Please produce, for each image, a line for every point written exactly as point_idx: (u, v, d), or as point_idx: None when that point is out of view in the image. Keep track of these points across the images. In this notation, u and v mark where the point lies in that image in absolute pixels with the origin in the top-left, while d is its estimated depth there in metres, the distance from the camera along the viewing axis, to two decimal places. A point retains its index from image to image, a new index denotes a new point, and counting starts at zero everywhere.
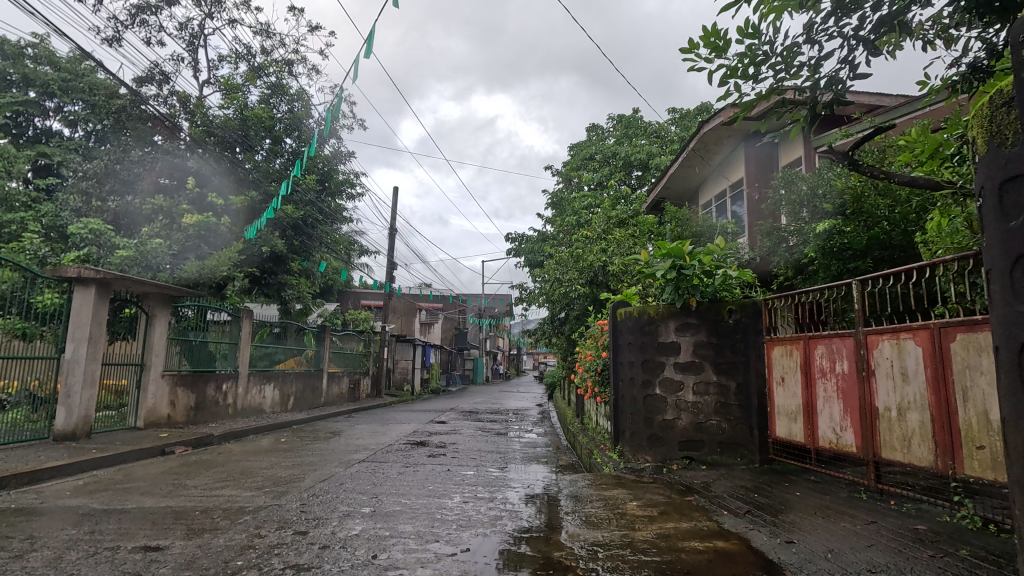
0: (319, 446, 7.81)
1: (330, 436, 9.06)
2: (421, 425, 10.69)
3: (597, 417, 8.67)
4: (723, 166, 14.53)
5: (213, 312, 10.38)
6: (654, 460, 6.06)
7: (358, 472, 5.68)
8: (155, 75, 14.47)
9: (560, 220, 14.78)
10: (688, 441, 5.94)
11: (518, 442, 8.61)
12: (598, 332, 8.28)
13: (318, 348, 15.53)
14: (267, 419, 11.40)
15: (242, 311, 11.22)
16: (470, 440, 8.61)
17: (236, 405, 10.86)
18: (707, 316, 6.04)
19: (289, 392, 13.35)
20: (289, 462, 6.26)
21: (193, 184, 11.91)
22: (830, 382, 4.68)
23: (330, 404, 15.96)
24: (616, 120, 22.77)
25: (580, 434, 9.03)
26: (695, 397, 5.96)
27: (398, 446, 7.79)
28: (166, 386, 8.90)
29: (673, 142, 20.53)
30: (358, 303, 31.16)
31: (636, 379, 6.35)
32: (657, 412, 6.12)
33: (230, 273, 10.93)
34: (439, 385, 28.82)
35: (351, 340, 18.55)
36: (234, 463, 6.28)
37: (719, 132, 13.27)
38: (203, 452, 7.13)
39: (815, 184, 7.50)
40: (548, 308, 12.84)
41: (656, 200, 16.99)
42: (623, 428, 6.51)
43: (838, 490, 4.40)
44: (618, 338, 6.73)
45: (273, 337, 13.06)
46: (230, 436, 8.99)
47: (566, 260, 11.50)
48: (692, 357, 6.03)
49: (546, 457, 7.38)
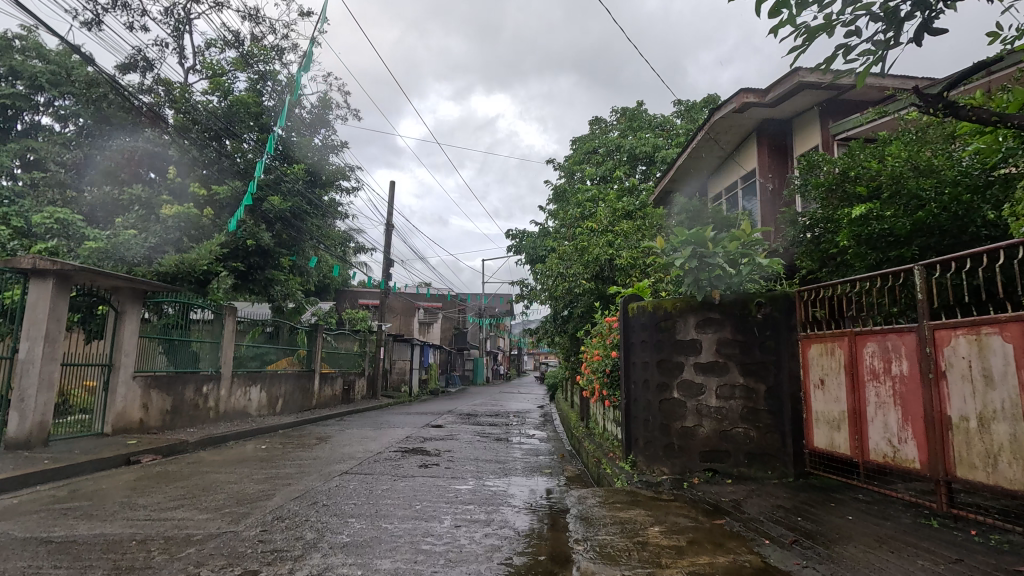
0: (301, 454, 7.14)
1: (315, 442, 8.38)
2: (416, 430, 10.02)
3: (606, 423, 7.99)
4: (734, 156, 13.83)
5: (193, 309, 9.74)
6: (673, 472, 5.46)
7: (338, 487, 5.02)
8: (138, 62, 13.82)
9: (563, 213, 14.11)
10: (711, 451, 5.30)
11: (519, 449, 7.95)
12: (605, 329, 7.63)
13: (310, 348, 14.87)
14: (252, 423, 10.74)
15: (226, 308, 10.56)
16: (468, 446, 7.95)
17: (218, 408, 10.19)
18: (731, 310, 5.39)
19: (277, 394, 12.69)
20: (262, 474, 5.59)
21: (175, 174, 11.30)
22: (884, 385, 4.01)
23: (323, 406, 15.30)
24: (619, 112, 22.10)
25: (586, 441, 8.35)
26: (719, 401, 5.31)
27: (388, 454, 7.12)
28: (138, 389, 8.24)
29: (679, 135, 19.84)
30: (355, 302, 30.53)
31: (651, 381, 5.74)
32: (675, 419, 5.50)
33: (211, 267, 10.26)
34: (438, 386, 28.18)
35: (346, 339, 17.89)
36: (201, 475, 5.62)
37: (731, 120, 12.60)
38: (172, 462, 6.46)
39: (846, 166, 6.82)
40: (551, 306, 12.18)
41: (663, 192, 16.33)
42: (635, 435, 5.95)
43: (899, 514, 3.72)
44: (631, 336, 6.16)
45: (263, 337, 12.42)
46: (207, 443, 8.32)
47: (570, 254, 10.83)
48: (715, 357, 5.39)
49: (550, 466, 6.71)
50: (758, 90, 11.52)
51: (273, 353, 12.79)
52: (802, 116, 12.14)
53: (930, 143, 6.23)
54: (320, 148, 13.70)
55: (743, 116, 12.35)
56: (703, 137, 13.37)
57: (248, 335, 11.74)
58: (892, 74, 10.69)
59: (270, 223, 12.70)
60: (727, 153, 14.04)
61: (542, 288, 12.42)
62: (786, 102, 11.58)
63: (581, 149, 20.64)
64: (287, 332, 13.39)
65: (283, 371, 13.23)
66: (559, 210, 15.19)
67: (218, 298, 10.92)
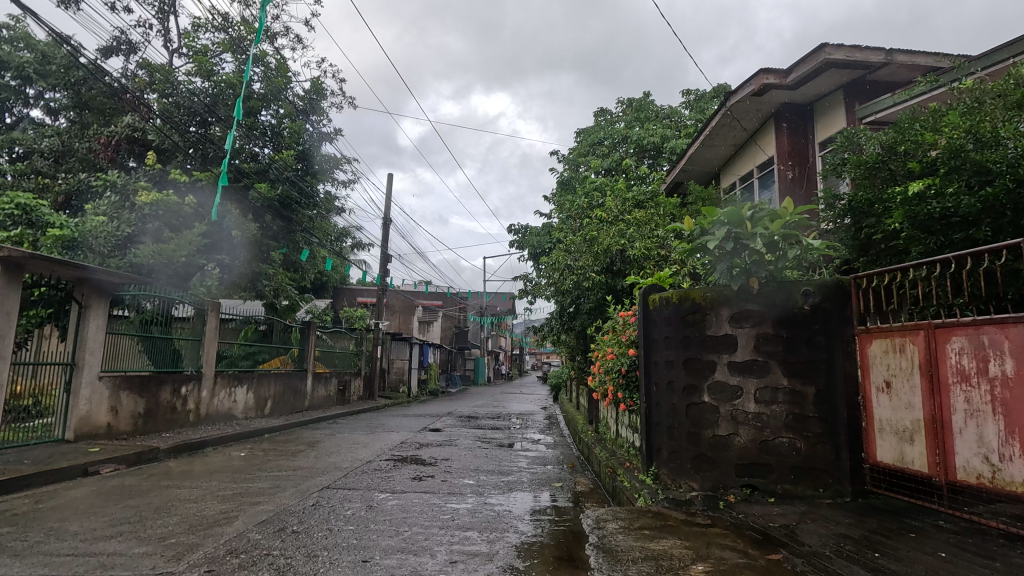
0: (282, 463, 6.40)
1: (301, 449, 7.64)
2: (412, 434, 9.28)
3: (620, 428, 7.24)
4: (751, 144, 13.15)
5: (174, 304, 9.07)
6: (703, 488, 4.76)
7: (315, 507, 4.29)
8: (121, 44, 13.10)
9: (568, 204, 13.39)
10: (749, 465, 4.58)
11: (524, 457, 7.20)
12: (620, 325, 6.89)
13: (303, 347, 14.13)
14: (237, 427, 10.02)
15: (209, 302, 9.86)
16: (468, 455, 7.19)
17: (199, 410, 9.45)
18: (773, 301, 4.66)
19: (267, 396, 11.96)
20: (230, 490, 4.86)
21: (156, 161, 10.58)
22: (977, 390, 3.33)
23: (317, 408, 14.58)
24: (625, 104, 21.40)
25: (598, 449, 7.60)
26: (758, 407, 4.59)
27: (380, 464, 6.38)
28: (105, 390, 7.53)
29: (688, 126, 19.16)
30: (354, 301, 29.77)
31: (676, 383, 5.06)
32: (705, 427, 4.81)
33: (192, 258, 9.58)
34: (438, 386, 27.42)
35: (342, 338, 17.17)
36: (161, 490, 4.89)
37: (749, 104, 11.87)
38: (134, 474, 5.73)
39: (893, 141, 6.07)
40: (556, 302, 11.43)
41: (674, 182, 15.60)
42: (657, 444, 5.29)
43: (1007, 552, 2.97)
44: (653, 333, 5.47)
45: (256, 335, 11.85)
46: (182, 449, 7.58)
47: (577, 244, 10.07)
48: (753, 356, 4.67)
49: (560, 479, 5.99)
50: (779, 70, 10.80)
51: (263, 352, 12.05)
52: (825, 99, 11.42)
53: (991, 113, 5.50)
54: (313, 134, 12.97)
55: (762, 99, 11.63)
56: (719, 122, 12.68)
57: (239, 333, 11.08)
58: (924, 52, 9.95)
59: (258, 213, 11.98)
60: (743, 140, 13.36)
61: (547, 282, 11.67)
62: (809, 83, 10.85)
63: (586, 140, 19.90)
64: (279, 329, 12.65)
65: (274, 371, 12.51)
66: (565, 201, 14.43)
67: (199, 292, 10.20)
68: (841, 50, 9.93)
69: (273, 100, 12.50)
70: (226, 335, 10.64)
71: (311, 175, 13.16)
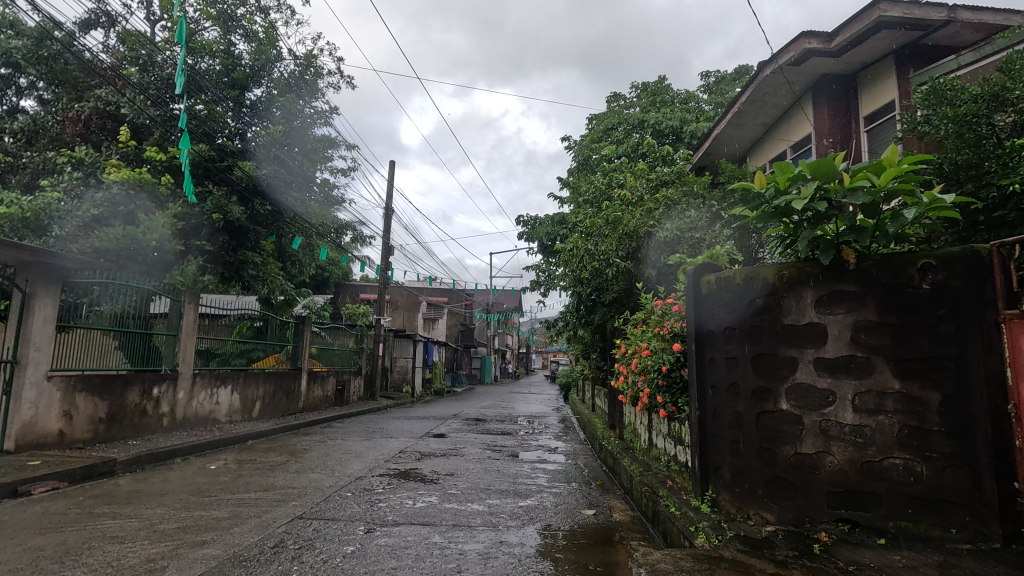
0: (255, 480, 5.34)
1: (282, 460, 6.57)
2: (413, 442, 8.21)
3: (658, 437, 6.14)
4: (784, 122, 12.05)
5: (155, 299, 8.31)
6: (783, 521, 3.72)
7: (276, 553, 3.22)
8: (100, 15, 12.06)
9: (583, 188, 12.30)
10: (847, 494, 3.50)
11: (543, 473, 6.11)
12: (658, 316, 5.82)
13: (298, 344, 13.11)
14: (219, 432, 9.02)
15: (189, 292, 8.90)
16: (476, 469, 6.12)
17: (174, 414, 8.43)
18: (876, 279, 3.54)
19: (257, 398, 10.99)
20: (174, 523, 3.81)
21: (129, 138, 9.56)
22: None
23: (313, 409, 13.59)
24: (639, 88, 20.33)
25: (630, 464, 6.48)
26: (858, 418, 3.50)
27: (372, 482, 5.32)
28: (55, 393, 6.51)
29: (707, 111, 18.09)
30: (356, 297, 28.72)
31: (742, 386, 4.06)
32: (783, 443, 3.77)
33: (165, 243, 8.60)
34: (442, 385, 26.38)
35: (341, 334, 16.17)
36: (87, 523, 3.83)
37: (785, 76, 10.79)
38: (70, 495, 4.68)
39: (997, 87, 4.97)
40: (573, 293, 10.33)
41: (697, 165, 14.51)
42: (715, 462, 4.29)
43: None
44: (709, 324, 4.44)
45: (252, 332, 11.16)
46: (146, 460, 6.54)
47: (598, 226, 8.91)
48: (850, 351, 3.58)
49: (590, 501, 4.91)
50: (823, 33, 9.69)
51: (258, 350, 11.24)
52: (871, 69, 10.33)
53: None
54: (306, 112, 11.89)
55: (800, 69, 10.55)
56: (750, 96, 11.56)
57: (233, 330, 10.36)
58: (992, 8, 8.81)
59: (246, 197, 10.96)
60: (775, 118, 12.28)
61: (563, 271, 10.57)
62: (855, 48, 9.76)
63: (598, 125, 18.69)
64: (276, 326, 12.02)
65: (266, 370, 11.52)
66: (579, 186, 13.31)
67: (176, 281, 9.20)
68: (897, 7, 8.81)
69: (263, 73, 11.46)
70: (219, 333, 9.90)
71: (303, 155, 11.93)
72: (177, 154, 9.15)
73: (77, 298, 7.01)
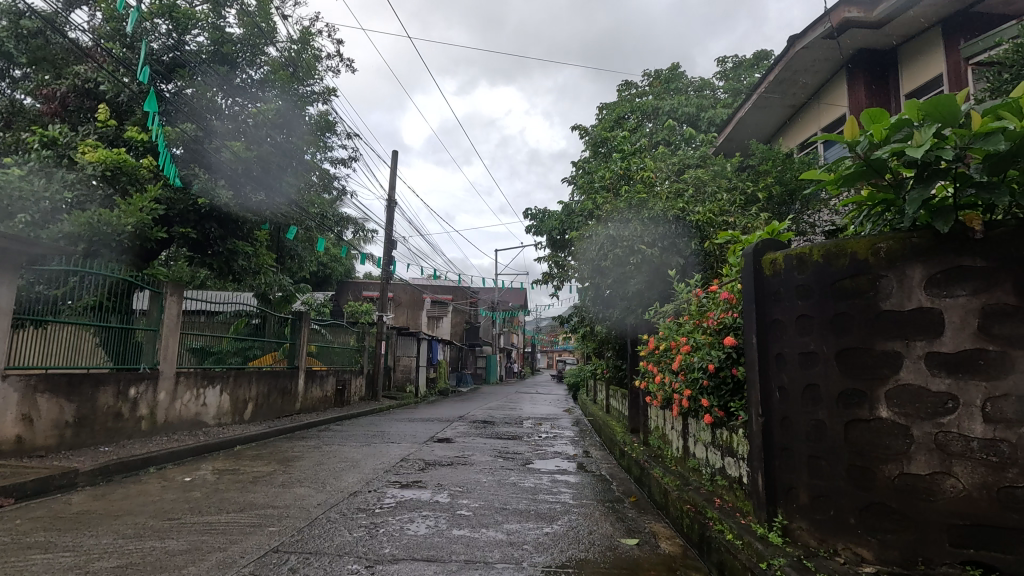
0: (231, 498, 4.56)
1: (268, 472, 5.79)
2: (417, 448, 7.43)
3: (697, 446, 5.35)
4: (814, 103, 11.30)
5: (138, 299, 7.76)
6: (887, 562, 2.92)
7: None
8: None
9: (598, 175, 11.49)
10: (978, 529, 2.70)
11: (566, 487, 5.31)
12: (701, 306, 5.05)
13: (296, 341, 12.37)
14: (207, 436, 8.30)
15: (170, 285, 8.22)
16: (489, 483, 5.33)
17: (154, 418, 7.69)
18: (1014, 250, 2.72)
19: (251, 399, 10.27)
20: (116, 560, 3.04)
21: (109, 117, 8.77)
22: None
23: (311, 410, 12.86)
24: (652, 76, 19.51)
25: (663, 477, 5.68)
26: (991, 431, 2.70)
27: (367, 500, 4.54)
28: (12, 394, 5.75)
29: (724, 97, 17.25)
30: (358, 294, 27.92)
31: (824, 389, 3.27)
32: (884, 461, 2.97)
33: (142, 227, 7.99)
34: (447, 386, 25.67)
35: (342, 332, 15.44)
36: (8, 559, 3.06)
37: (817, 51, 10.00)
38: (7, 518, 3.91)
39: None
40: (588, 286, 9.49)
41: (719, 150, 13.81)
42: (787, 483, 3.49)
43: None
44: (776, 313, 3.65)
45: (248, 329, 10.60)
46: (116, 471, 5.77)
47: (619, 209, 7.98)
48: (977, 345, 2.77)
49: (629, 525, 4.13)
50: (863, 1, 8.89)
51: (254, 348, 10.67)
52: (912, 42, 9.51)
53: None
54: (300, 93, 11.05)
55: (835, 44, 9.75)
56: (779, 76, 10.77)
57: (230, 326, 9.89)
58: None
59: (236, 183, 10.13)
60: (804, 100, 11.51)
61: (578, 262, 9.76)
62: (898, 18, 8.93)
63: (608, 113, 17.73)
64: (274, 323, 11.47)
65: (261, 369, 10.81)
66: (593, 174, 12.49)
67: (158, 273, 8.48)
68: None
69: (257, 50, 10.64)
70: (213, 330, 9.32)
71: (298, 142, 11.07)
72: (150, 131, 8.39)
73: (54, 289, 6.47)
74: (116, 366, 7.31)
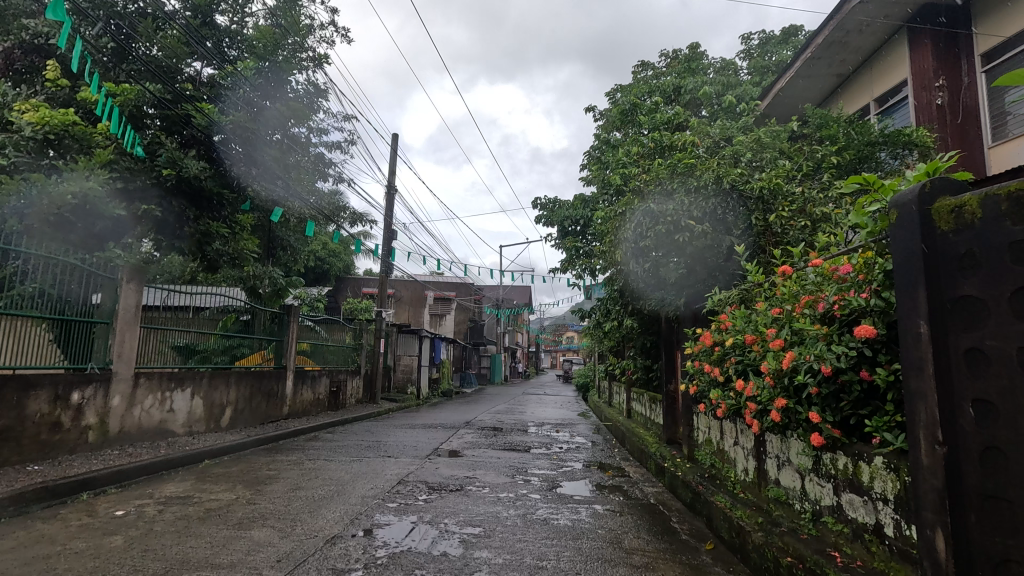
0: (159, 550, 3.29)
1: (227, 502, 4.52)
2: (418, 466, 6.15)
3: (785, 472, 4.09)
4: (870, 67, 9.98)
5: (92, 286, 6.54)
6: None
7: None
8: None
9: (621, 151, 10.19)
10: None
11: (617, 526, 4.02)
12: (800, 288, 3.80)
13: (284, 339, 11.10)
14: (172, 448, 7.05)
15: (126, 268, 6.90)
16: (513, 522, 4.04)
17: (104, 428, 6.43)
18: None
19: (230, 403, 9.01)
20: None
21: (58, 73, 7.48)
22: None
23: (302, 415, 11.61)
24: (670, 55, 18.17)
25: (737, 511, 4.38)
26: None
27: (347, 554, 3.26)
28: None
29: (750, 76, 15.90)
30: (358, 291, 26.63)
31: None
32: None
33: (86, 196, 6.74)
34: (451, 387, 24.42)
35: (338, 329, 14.20)
36: None
37: (879, 5, 8.66)
38: None
39: None
40: (615, 274, 8.20)
41: (760, 120, 12.56)
42: (1001, 553, 2.21)
43: None
44: (975, 286, 2.36)
45: (239, 326, 9.65)
46: (34, 500, 4.51)
47: (661, 177, 6.65)
48: None
49: None
50: None
51: (243, 346, 9.67)
52: None
53: None
54: (289, 55, 9.72)
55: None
56: (829, 38, 9.51)
57: (218, 322, 9.03)
58: None
59: (214, 157, 9.07)
60: (858, 64, 10.19)
61: (603, 248, 8.47)
62: None
63: (625, 92, 16.35)
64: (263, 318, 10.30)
65: (250, 369, 9.77)
66: (615, 151, 11.19)
67: (113, 255, 7.21)
68: None
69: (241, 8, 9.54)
70: (197, 325, 8.49)
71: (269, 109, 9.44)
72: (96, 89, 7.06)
73: None
74: (61, 366, 6.10)
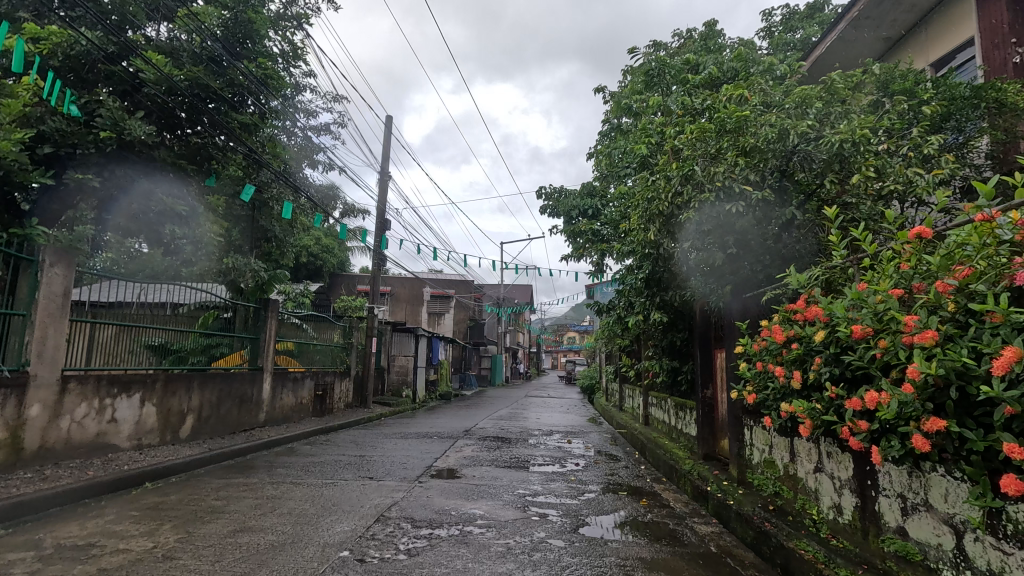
0: None
1: (135, 557, 3.28)
2: (405, 494, 4.92)
3: (917, 522, 2.89)
4: (931, 21, 8.64)
5: (4, 269, 5.31)
6: None
7: None
8: None
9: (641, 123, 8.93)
10: None
11: None
12: (966, 257, 2.59)
13: (261, 337, 9.86)
14: (109, 467, 5.82)
15: (48, 247, 5.69)
16: None
17: (17, 445, 5.20)
18: None
19: (194, 411, 7.80)
20: None
21: None
22: None
23: (282, 422, 10.40)
24: (686, 32, 16.82)
25: (838, 570, 3.17)
26: None
27: None
28: None
29: (775, 52, 14.55)
30: (352, 288, 25.36)
31: None
32: None
33: None
34: (450, 389, 23.21)
35: (325, 327, 12.96)
36: None
37: None
38: None
39: None
40: (642, 260, 6.94)
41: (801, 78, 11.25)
42: None
43: None
44: None
45: (221, 324, 8.84)
46: None
47: (706, 135, 5.41)
48: None
49: None
50: None
51: (222, 345, 8.77)
52: None
53: None
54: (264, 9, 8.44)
55: None
56: None
57: (197, 320, 8.24)
58: None
59: (174, 126, 7.84)
60: (915, 20, 8.87)
61: (626, 229, 7.20)
62: None
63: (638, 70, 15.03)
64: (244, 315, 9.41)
65: (231, 371, 8.86)
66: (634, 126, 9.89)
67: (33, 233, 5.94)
68: None
69: None
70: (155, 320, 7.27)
71: (233, 68, 8.07)
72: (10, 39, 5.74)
73: None
74: None
